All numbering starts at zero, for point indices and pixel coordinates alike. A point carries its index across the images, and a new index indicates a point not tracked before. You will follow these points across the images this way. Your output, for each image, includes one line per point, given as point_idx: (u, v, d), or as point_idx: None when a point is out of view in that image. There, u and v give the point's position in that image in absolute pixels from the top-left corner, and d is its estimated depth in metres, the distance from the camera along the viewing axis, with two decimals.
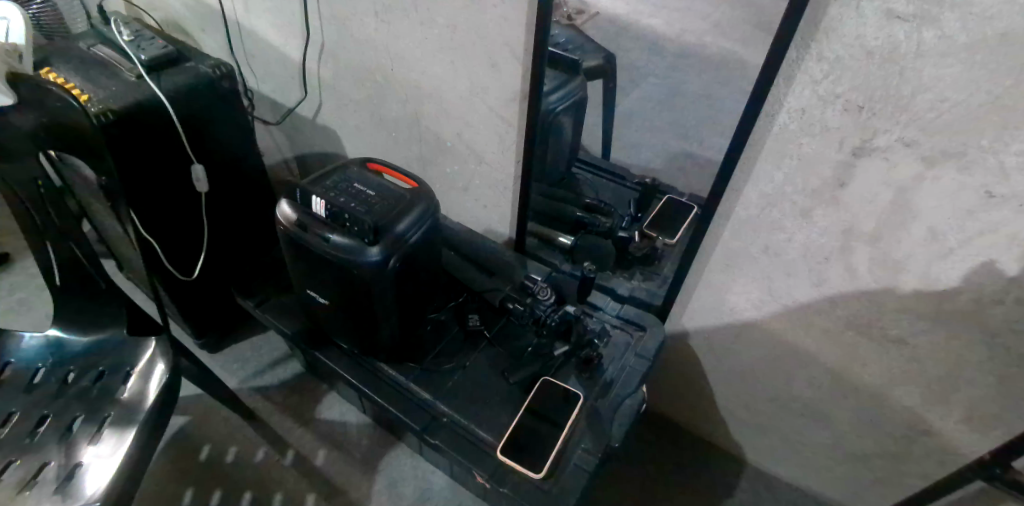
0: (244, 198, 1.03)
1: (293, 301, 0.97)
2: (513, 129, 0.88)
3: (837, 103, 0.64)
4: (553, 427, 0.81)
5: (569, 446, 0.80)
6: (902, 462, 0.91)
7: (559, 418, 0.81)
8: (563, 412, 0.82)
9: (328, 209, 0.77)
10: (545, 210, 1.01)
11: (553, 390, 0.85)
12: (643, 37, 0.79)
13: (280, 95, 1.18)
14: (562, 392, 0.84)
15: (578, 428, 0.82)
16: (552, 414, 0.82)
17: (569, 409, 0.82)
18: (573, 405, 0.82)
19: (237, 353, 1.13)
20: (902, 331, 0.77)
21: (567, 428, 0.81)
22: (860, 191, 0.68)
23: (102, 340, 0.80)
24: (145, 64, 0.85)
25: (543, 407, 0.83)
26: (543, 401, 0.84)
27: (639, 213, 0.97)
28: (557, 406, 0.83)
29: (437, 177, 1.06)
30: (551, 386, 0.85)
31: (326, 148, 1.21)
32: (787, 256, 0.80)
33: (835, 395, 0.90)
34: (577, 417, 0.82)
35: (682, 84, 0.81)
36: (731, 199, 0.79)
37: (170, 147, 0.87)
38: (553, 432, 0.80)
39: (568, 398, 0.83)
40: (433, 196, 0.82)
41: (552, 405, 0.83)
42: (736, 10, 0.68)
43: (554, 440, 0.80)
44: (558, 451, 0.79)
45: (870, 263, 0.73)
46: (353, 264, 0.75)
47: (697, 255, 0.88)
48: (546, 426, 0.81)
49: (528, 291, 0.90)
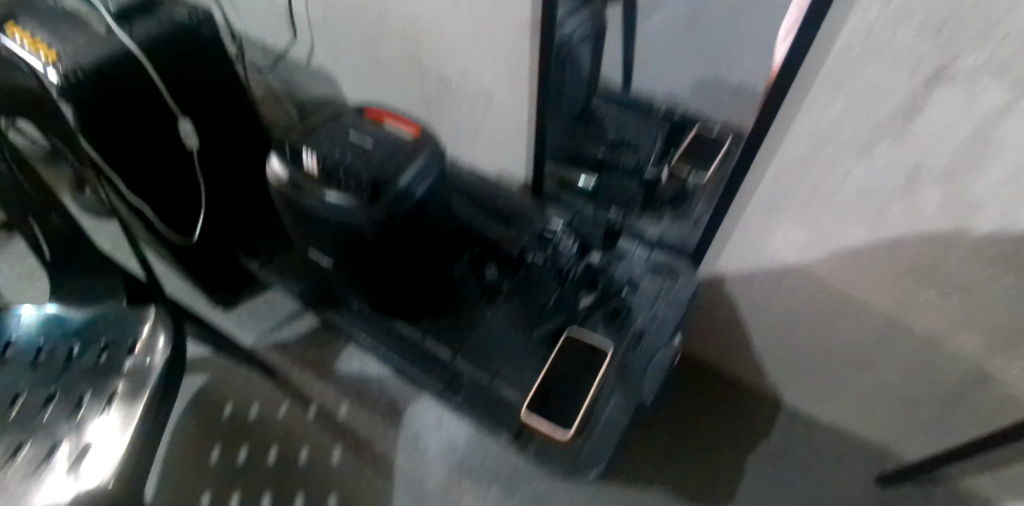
0: (240, 151, 0.97)
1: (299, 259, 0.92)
2: (526, 65, 0.77)
3: (912, 22, 0.52)
4: (581, 388, 0.73)
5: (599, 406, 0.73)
6: (953, 409, 0.84)
7: (588, 378, 0.74)
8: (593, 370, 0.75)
9: (321, 164, 0.69)
10: (563, 151, 0.91)
11: (580, 346, 0.77)
12: None
13: (268, 35, 1.08)
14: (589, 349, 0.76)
15: (606, 390, 0.74)
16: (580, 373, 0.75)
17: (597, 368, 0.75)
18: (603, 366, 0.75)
19: (250, 309, 1.09)
20: (970, 277, 0.68)
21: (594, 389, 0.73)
22: (934, 124, 0.58)
23: (102, 313, 0.75)
24: (114, 14, 0.76)
25: (572, 364, 0.75)
26: (571, 357, 0.76)
27: (666, 150, 0.86)
28: (585, 362, 0.75)
29: (444, 120, 0.96)
30: (578, 341, 0.77)
31: (324, 93, 1.12)
32: (840, 198, 0.70)
33: (887, 341, 0.83)
34: (605, 378, 0.75)
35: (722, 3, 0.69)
36: (778, 136, 0.69)
37: (151, 103, 0.80)
38: (581, 392, 0.73)
39: (599, 355, 0.76)
40: (437, 143, 0.73)
41: (581, 363, 0.76)
42: None
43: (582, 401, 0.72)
44: (585, 416, 0.72)
45: (940, 203, 0.63)
46: (355, 225, 0.69)
47: (738, 195, 0.78)
48: (573, 385, 0.74)
49: (549, 242, 0.89)
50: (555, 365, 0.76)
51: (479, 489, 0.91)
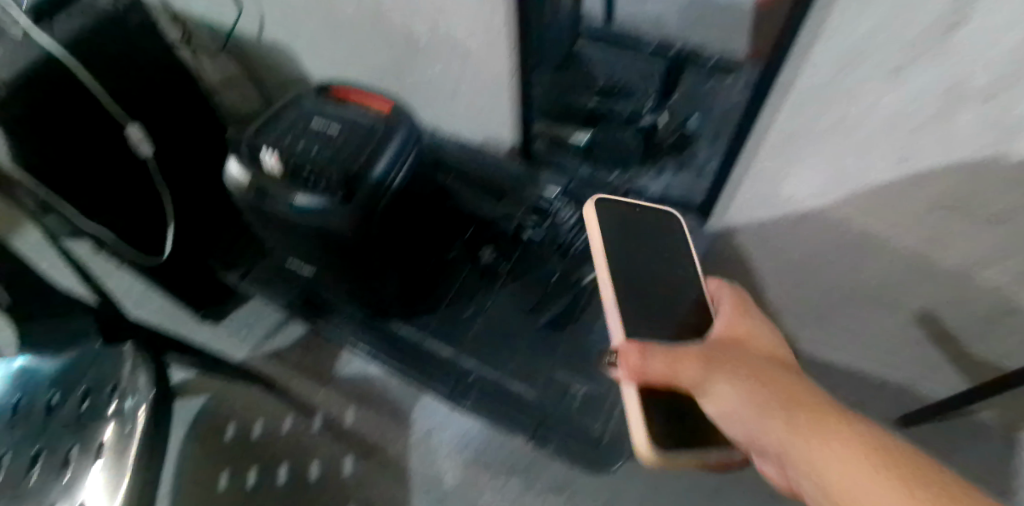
0: (194, 144, 0.93)
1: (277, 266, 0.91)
2: (500, 14, 0.73)
3: None
4: (637, 252, 0.66)
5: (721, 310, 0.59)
6: (982, 343, 0.85)
7: (645, 240, 0.67)
8: (646, 233, 0.68)
9: (284, 162, 0.64)
10: (555, 106, 0.86)
11: (617, 208, 0.67)
12: None
13: (213, 9, 1.05)
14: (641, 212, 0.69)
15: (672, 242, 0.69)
16: (635, 241, 0.67)
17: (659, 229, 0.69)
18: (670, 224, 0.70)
19: (241, 317, 1.04)
20: (1008, 210, 0.65)
21: (659, 247, 0.68)
22: (974, 37, 0.52)
23: (77, 358, 0.69)
24: (27, 9, 0.72)
25: (611, 232, 0.66)
26: (610, 226, 0.66)
27: (665, 93, 0.82)
28: (632, 227, 0.67)
29: (418, 85, 0.93)
30: (612, 205, 0.67)
31: (284, 69, 1.10)
32: (863, 133, 0.66)
33: (908, 284, 0.82)
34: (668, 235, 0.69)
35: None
36: (790, 68, 0.63)
37: (88, 110, 0.76)
38: (641, 255, 0.66)
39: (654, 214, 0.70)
40: (411, 120, 0.69)
41: (625, 228, 0.67)
42: None
43: (655, 261, 0.67)
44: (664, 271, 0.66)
45: (977, 131, 0.59)
46: (326, 225, 0.64)
47: (755, 124, 0.70)
48: (630, 257, 0.65)
49: (544, 212, 0.87)
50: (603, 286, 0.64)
51: (498, 482, 0.87)
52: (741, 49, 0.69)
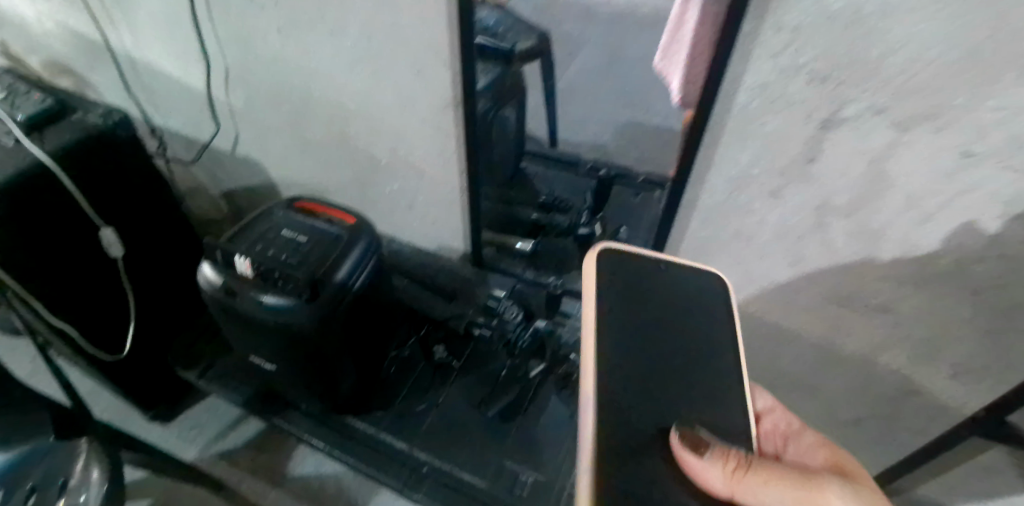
0: (163, 248, 0.99)
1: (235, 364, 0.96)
2: (453, 139, 0.86)
3: (801, 75, 0.60)
4: (645, 316, 0.61)
5: (716, 333, 0.63)
6: (895, 421, 0.94)
7: (665, 297, 0.63)
8: (664, 288, 0.64)
9: (255, 267, 0.71)
10: (500, 218, 0.97)
11: (633, 261, 0.65)
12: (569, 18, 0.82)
13: (188, 127, 1.15)
14: (667, 268, 0.65)
15: (698, 309, 0.64)
16: (648, 300, 0.62)
17: (687, 290, 0.65)
18: (705, 281, 0.66)
19: (194, 418, 1.06)
20: (884, 299, 0.78)
21: (684, 309, 0.63)
22: (831, 164, 0.66)
23: (27, 455, 0.65)
24: (21, 124, 0.81)
25: (622, 291, 0.62)
26: (618, 276, 0.63)
27: (597, 209, 0.92)
28: (649, 281, 0.64)
29: (377, 197, 1.03)
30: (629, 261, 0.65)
31: (253, 180, 1.19)
32: (760, 239, 0.78)
33: (823, 366, 0.93)
34: (695, 296, 0.65)
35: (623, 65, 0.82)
36: (695, 188, 0.76)
37: (68, 214, 0.82)
38: (652, 322, 0.61)
39: (681, 269, 0.66)
40: (372, 230, 0.78)
41: (637, 280, 0.63)
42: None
43: (673, 323, 0.62)
44: (684, 334, 0.62)
45: (847, 236, 0.73)
46: (291, 325, 0.70)
47: (673, 230, 0.82)
48: (628, 321, 0.60)
49: (494, 311, 0.94)
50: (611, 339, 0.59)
51: None
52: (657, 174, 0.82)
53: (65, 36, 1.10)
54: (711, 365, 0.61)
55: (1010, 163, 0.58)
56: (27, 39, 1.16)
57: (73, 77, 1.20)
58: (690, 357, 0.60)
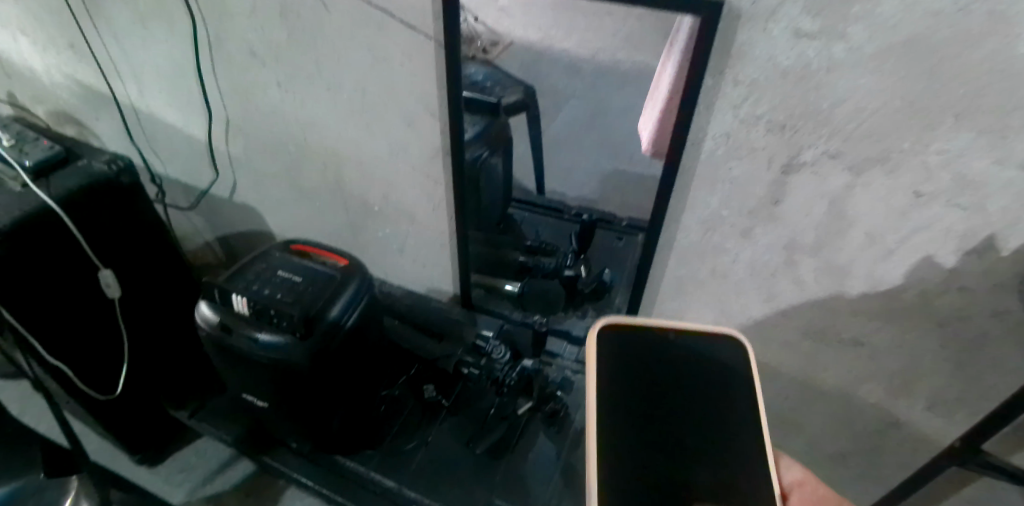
0: (160, 290, 1.02)
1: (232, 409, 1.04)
2: (442, 186, 0.91)
3: (760, 124, 0.66)
4: (653, 391, 0.61)
5: (730, 378, 0.63)
6: (878, 455, 0.96)
7: (674, 366, 0.63)
8: (678, 358, 0.63)
9: (251, 305, 0.74)
10: (487, 260, 1.00)
11: (634, 334, 0.64)
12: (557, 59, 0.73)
13: (188, 175, 1.20)
14: (675, 337, 0.64)
15: (714, 371, 0.63)
16: (656, 374, 0.62)
17: (701, 357, 0.64)
18: (719, 344, 0.65)
19: (182, 461, 1.08)
20: (855, 333, 0.81)
21: (698, 374, 0.63)
22: (795, 205, 0.71)
23: (15, 490, 0.65)
24: (29, 170, 0.85)
25: (626, 364, 0.62)
26: (624, 354, 0.63)
27: (581, 250, 0.96)
28: (656, 352, 0.63)
29: (369, 241, 1.08)
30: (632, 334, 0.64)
31: (249, 226, 1.23)
32: (735, 277, 0.82)
33: (804, 401, 0.95)
34: (709, 359, 0.64)
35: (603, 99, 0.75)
36: (670, 228, 0.81)
37: (71, 255, 0.85)
38: (662, 393, 0.61)
39: (690, 335, 0.65)
40: (365, 271, 0.81)
41: (643, 354, 0.63)
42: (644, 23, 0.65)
43: (683, 385, 0.62)
44: (698, 399, 0.61)
45: (815, 273, 0.77)
46: (284, 362, 0.72)
47: (652, 269, 0.87)
48: (632, 388, 0.61)
49: (482, 351, 0.94)
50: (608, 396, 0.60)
51: None
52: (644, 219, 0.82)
53: (73, 88, 1.16)
54: (731, 425, 0.60)
55: (957, 201, 0.63)
56: (36, 91, 1.22)
57: (78, 127, 1.25)
58: (698, 412, 0.60)
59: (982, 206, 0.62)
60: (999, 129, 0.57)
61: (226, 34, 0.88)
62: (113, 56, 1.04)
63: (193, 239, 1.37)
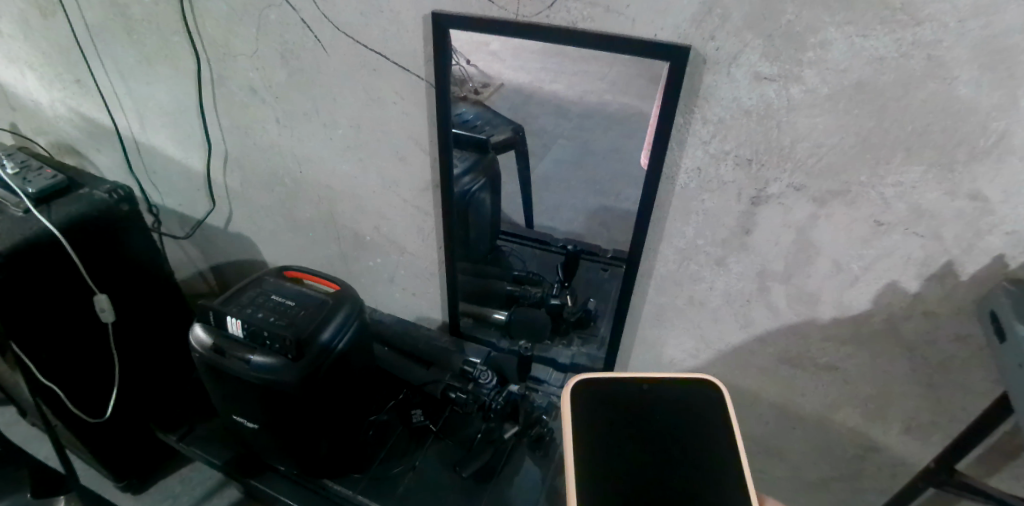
0: (152, 317, 1.05)
1: (218, 433, 1.06)
2: (431, 217, 0.95)
3: (728, 160, 0.71)
4: (632, 440, 0.63)
5: (704, 411, 0.66)
6: (858, 480, 0.98)
7: (651, 415, 0.65)
8: (657, 406, 0.66)
9: (245, 328, 0.77)
10: (475, 290, 1.03)
11: (607, 389, 0.67)
12: (549, 101, 0.78)
13: (184, 205, 1.23)
14: (649, 389, 0.67)
15: (690, 416, 0.65)
16: (633, 424, 0.64)
17: (677, 400, 0.66)
18: (692, 390, 0.67)
19: (166, 489, 1.17)
20: (829, 358, 0.85)
21: (674, 419, 0.65)
22: (765, 235, 0.75)
23: None
24: (32, 197, 0.88)
25: (606, 413, 0.65)
26: (603, 405, 0.65)
27: (567, 281, 0.98)
28: (632, 404, 0.66)
29: (360, 270, 1.11)
30: (610, 385, 0.67)
31: (242, 255, 1.26)
32: (712, 304, 0.86)
33: (784, 427, 0.98)
34: (683, 404, 0.66)
35: (591, 141, 0.80)
36: (650, 258, 0.85)
37: (69, 279, 0.88)
38: (639, 441, 0.63)
39: (662, 381, 0.68)
40: (356, 296, 0.83)
41: (619, 406, 0.65)
42: (628, 67, 0.69)
43: (661, 430, 0.64)
44: (675, 443, 0.63)
45: (787, 299, 0.81)
46: (274, 383, 0.74)
47: (633, 298, 0.90)
48: (610, 433, 0.63)
49: (469, 376, 0.98)
50: (589, 438, 0.63)
51: None
52: (625, 249, 0.85)
53: (76, 121, 1.20)
54: (708, 462, 0.62)
55: (914, 230, 0.68)
56: (39, 123, 1.26)
57: (79, 158, 1.29)
58: (678, 456, 0.62)
59: (937, 234, 0.67)
60: (946, 163, 0.62)
61: (228, 73, 0.93)
62: (117, 92, 1.08)
63: (186, 268, 1.40)
